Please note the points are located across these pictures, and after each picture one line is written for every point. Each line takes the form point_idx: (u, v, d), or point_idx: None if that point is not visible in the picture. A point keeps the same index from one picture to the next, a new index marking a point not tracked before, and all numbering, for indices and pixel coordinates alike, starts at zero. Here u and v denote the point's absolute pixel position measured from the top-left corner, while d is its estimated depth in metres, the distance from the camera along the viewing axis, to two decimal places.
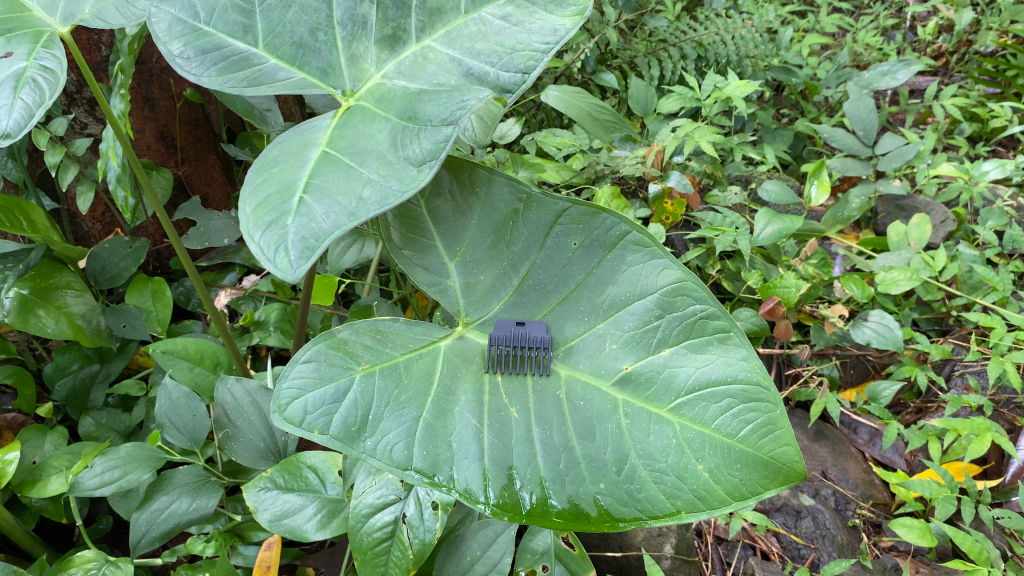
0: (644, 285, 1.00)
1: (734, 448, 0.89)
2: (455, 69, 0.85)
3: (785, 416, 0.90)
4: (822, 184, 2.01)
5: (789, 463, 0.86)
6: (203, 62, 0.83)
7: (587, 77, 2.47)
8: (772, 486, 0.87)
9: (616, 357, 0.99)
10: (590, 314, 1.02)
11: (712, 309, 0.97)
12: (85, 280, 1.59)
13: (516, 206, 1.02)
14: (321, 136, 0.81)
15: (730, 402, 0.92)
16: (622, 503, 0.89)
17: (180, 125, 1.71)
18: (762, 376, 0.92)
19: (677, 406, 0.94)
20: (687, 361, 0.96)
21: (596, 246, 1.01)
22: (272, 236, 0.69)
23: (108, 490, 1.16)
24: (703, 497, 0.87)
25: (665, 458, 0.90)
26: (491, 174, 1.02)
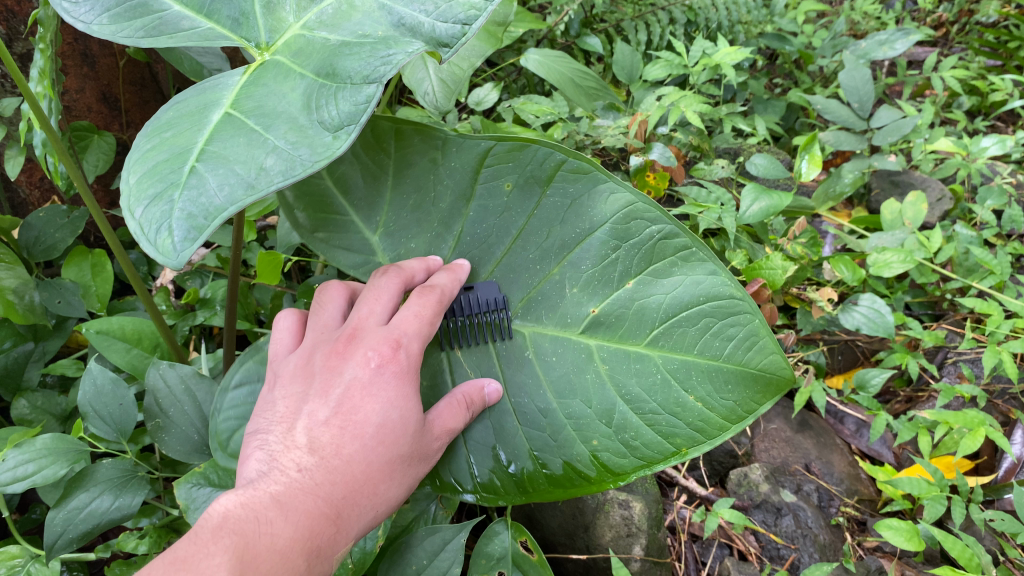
0: (592, 215, 0.96)
1: (722, 369, 0.89)
2: (384, 18, 0.73)
3: (766, 322, 0.87)
4: (813, 159, 1.90)
5: (778, 371, 0.85)
6: (93, 7, 0.74)
7: (570, 41, 2.34)
8: (764, 400, 0.87)
9: (581, 302, 0.98)
10: (543, 260, 1.00)
11: (667, 227, 0.91)
12: (18, 252, 1.48)
13: (433, 156, 1.00)
14: (226, 95, 0.70)
15: (709, 321, 0.90)
16: (620, 456, 0.93)
17: (124, 85, 1.58)
18: (735, 286, 0.88)
19: (655, 339, 0.93)
20: (655, 290, 0.94)
21: (532, 183, 0.98)
22: (155, 213, 0.59)
23: (21, 487, 1.06)
24: (702, 429, 0.89)
25: (651, 400, 0.92)
26: (395, 126, 0.99)
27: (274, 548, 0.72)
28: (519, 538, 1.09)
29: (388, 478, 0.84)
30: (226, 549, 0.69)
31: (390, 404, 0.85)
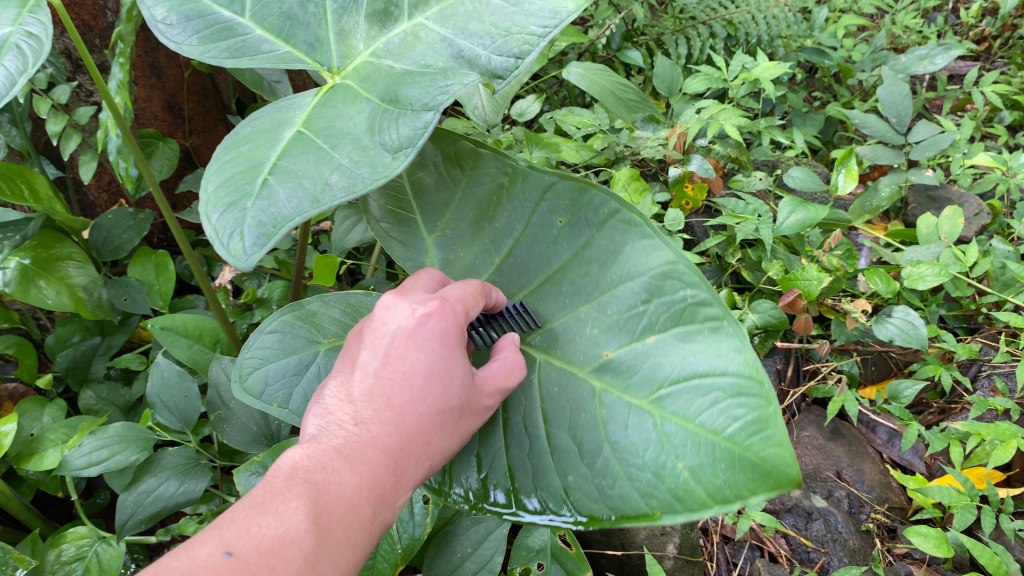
0: (631, 267, 0.93)
1: (719, 446, 0.80)
2: (445, 49, 0.79)
3: (778, 413, 0.78)
4: (850, 173, 1.94)
5: (779, 466, 0.75)
6: (185, 28, 0.82)
7: (611, 54, 2.40)
8: (757, 492, 0.76)
9: (599, 342, 0.94)
10: (573, 296, 0.98)
11: (704, 295, 0.86)
12: (88, 251, 1.57)
13: (501, 181, 1.03)
14: (298, 116, 0.76)
15: (718, 396, 0.83)
16: (592, 500, 0.89)
17: (188, 95, 1.67)
18: (757, 369, 0.80)
19: (659, 398, 0.87)
20: (673, 350, 0.88)
21: (583, 224, 0.97)
22: (228, 219, 0.64)
23: (96, 471, 1.14)
24: (681, 497, 0.81)
25: (641, 452, 0.86)
26: (478, 149, 1.03)
27: (335, 496, 0.75)
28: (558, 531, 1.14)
29: (444, 419, 0.84)
30: (300, 495, 0.74)
31: (437, 352, 0.84)
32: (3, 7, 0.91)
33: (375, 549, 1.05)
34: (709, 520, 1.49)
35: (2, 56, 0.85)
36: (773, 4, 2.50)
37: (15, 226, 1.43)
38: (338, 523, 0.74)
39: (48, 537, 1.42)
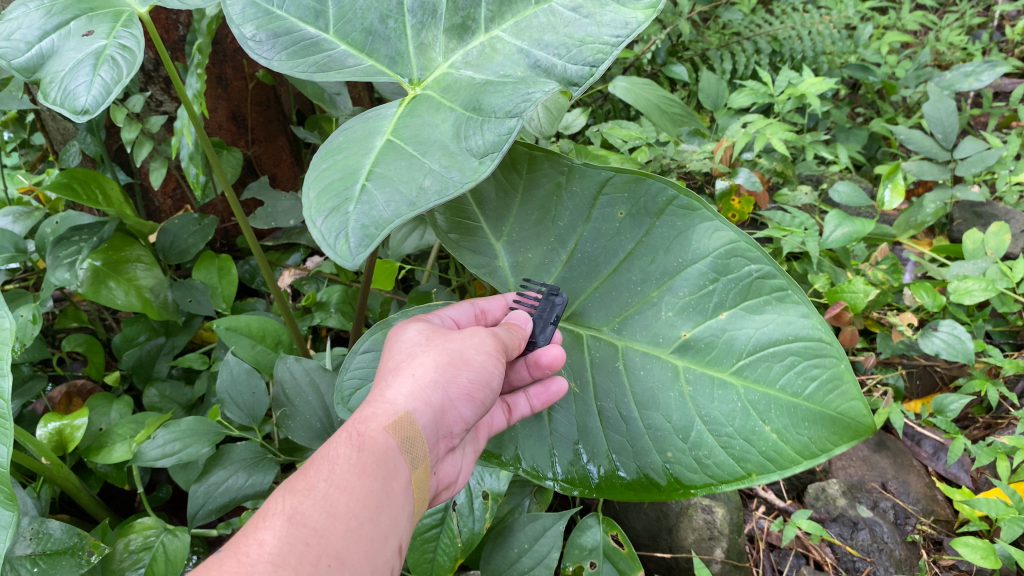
0: (696, 249, 0.99)
1: (800, 407, 0.89)
2: (522, 60, 0.83)
3: (851, 368, 0.86)
4: (896, 188, 1.95)
5: (857, 418, 0.84)
6: (274, 45, 0.87)
7: (657, 69, 2.44)
8: (841, 442, 0.85)
9: (674, 325, 1.00)
10: (643, 282, 1.03)
11: (767, 268, 0.94)
12: (155, 255, 1.64)
13: (559, 180, 1.06)
14: (386, 124, 0.82)
15: (794, 360, 0.91)
16: (690, 469, 0.96)
17: (252, 105, 1.73)
18: (826, 332, 0.89)
19: (739, 368, 0.94)
20: (745, 324, 0.95)
21: (643, 214, 1.02)
22: (333, 222, 0.69)
23: (169, 462, 1.22)
24: (773, 459, 0.90)
25: (731, 421, 0.94)
26: (532, 152, 1.06)
27: (319, 472, 0.74)
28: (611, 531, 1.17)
29: (402, 377, 0.85)
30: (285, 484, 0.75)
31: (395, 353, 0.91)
32: (99, 21, 0.97)
33: (437, 542, 1.14)
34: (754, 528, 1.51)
35: (99, 68, 0.90)
36: (818, 21, 2.52)
37: (91, 228, 1.51)
38: (331, 495, 0.72)
39: (114, 529, 1.47)
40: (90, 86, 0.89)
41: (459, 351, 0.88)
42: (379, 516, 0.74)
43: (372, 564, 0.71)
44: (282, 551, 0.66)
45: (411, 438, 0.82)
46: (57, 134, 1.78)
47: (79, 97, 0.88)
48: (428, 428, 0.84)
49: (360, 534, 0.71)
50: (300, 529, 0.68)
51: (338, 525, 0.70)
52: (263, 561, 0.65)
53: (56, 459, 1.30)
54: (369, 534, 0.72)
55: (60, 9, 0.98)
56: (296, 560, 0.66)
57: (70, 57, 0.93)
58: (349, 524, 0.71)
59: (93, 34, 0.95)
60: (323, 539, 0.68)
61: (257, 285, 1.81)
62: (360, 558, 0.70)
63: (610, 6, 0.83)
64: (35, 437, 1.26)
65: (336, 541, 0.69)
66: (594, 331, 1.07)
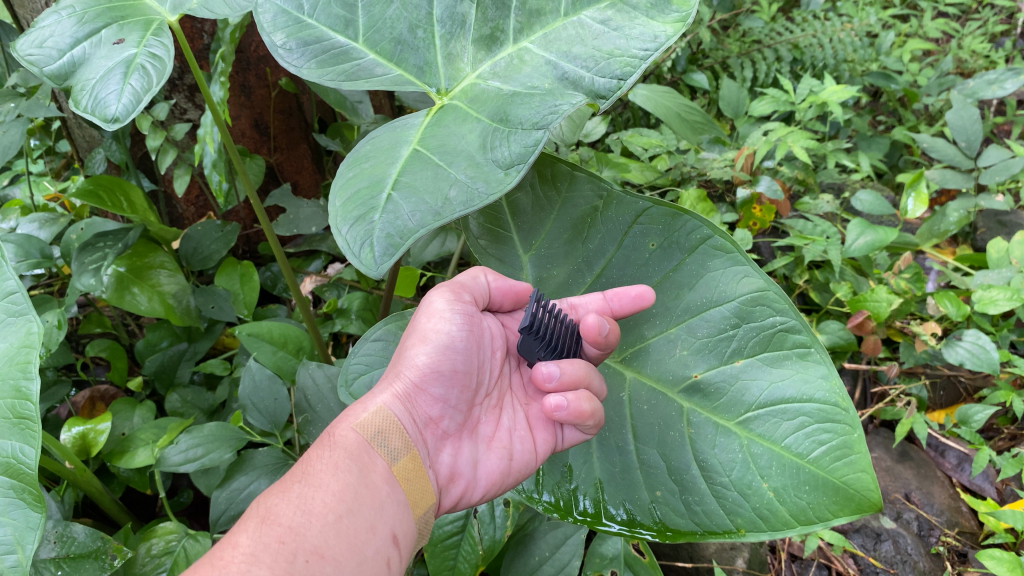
0: (722, 292, 0.97)
1: (803, 470, 0.86)
2: (550, 72, 0.83)
3: (863, 439, 0.83)
4: (919, 197, 1.94)
5: (862, 491, 0.80)
6: (304, 54, 0.87)
7: (677, 76, 2.43)
8: (840, 514, 0.81)
9: (687, 364, 0.99)
10: (663, 318, 1.02)
11: (793, 322, 0.92)
12: (178, 261, 1.66)
13: (596, 204, 1.05)
14: (413, 134, 0.82)
15: (804, 421, 0.88)
16: (677, 515, 0.95)
17: (275, 113, 1.75)
18: (842, 397, 0.86)
19: (747, 420, 0.92)
20: (761, 374, 0.93)
21: (674, 249, 1.01)
22: (359, 231, 0.70)
23: (191, 467, 1.22)
24: (765, 517, 0.87)
25: (728, 472, 0.92)
26: (573, 171, 1.05)
27: (296, 476, 0.83)
28: (632, 541, 1.16)
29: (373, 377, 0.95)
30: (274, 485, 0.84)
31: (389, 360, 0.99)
32: (129, 30, 0.98)
33: (457, 550, 1.13)
34: (776, 538, 1.49)
35: (129, 76, 0.91)
36: (840, 28, 2.51)
37: (116, 234, 1.51)
38: (308, 494, 0.81)
39: (136, 533, 1.48)
40: (121, 94, 0.90)
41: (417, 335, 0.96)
42: (357, 507, 0.82)
43: (357, 552, 0.79)
44: (256, 551, 0.74)
45: (382, 430, 0.90)
46: (83, 141, 1.80)
47: (109, 104, 0.89)
48: (402, 416, 0.93)
49: (334, 530, 0.79)
50: (275, 529, 0.76)
51: (313, 520, 0.78)
52: (237, 560, 0.72)
53: (80, 463, 1.31)
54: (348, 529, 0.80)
55: (91, 18, 0.99)
56: (272, 557, 0.73)
57: (100, 65, 0.94)
58: (327, 518, 0.79)
59: (123, 42, 0.96)
60: (300, 536, 0.76)
61: (278, 292, 1.82)
62: (340, 545, 0.78)
63: (640, 18, 0.81)
64: (58, 441, 1.27)
65: (312, 538, 0.76)
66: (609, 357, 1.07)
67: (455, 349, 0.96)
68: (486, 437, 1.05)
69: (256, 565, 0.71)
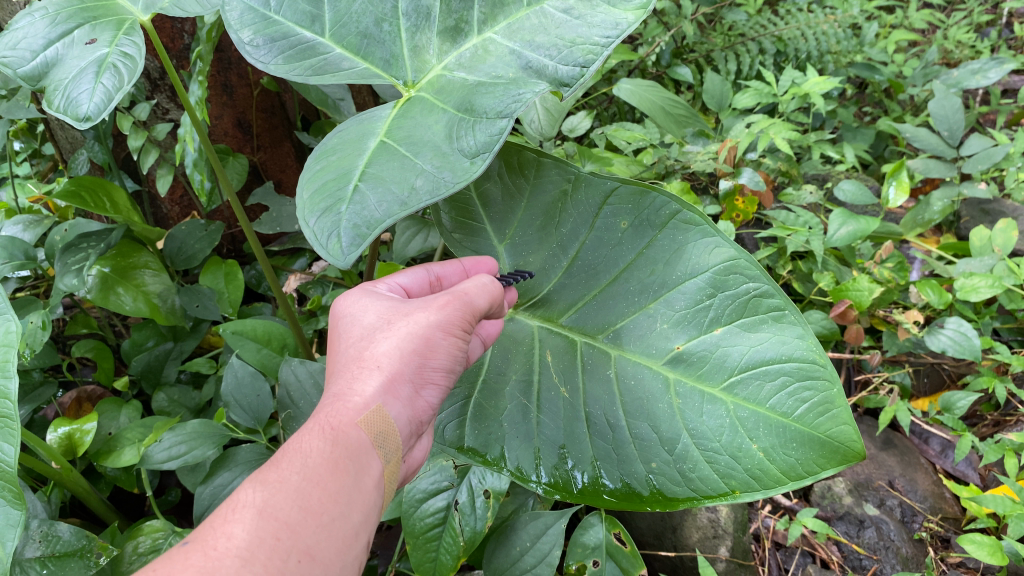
0: (695, 264, 0.98)
1: (789, 428, 0.87)
2: (514, 61, 0.84)
3: (844, 394, 0.85)
4: (901, 186, 1.95)
5: (845, 442, 0.83)
6: (271, 49, 0.88)
7: (661, 70, 2.44)
8: (828, 466, 0.84)
9: (669, 337, 0.99)
10: (641, 293, 1.02)
11: (766, 287, 0.92)
12: (163, 260, 1.66)
13: (565, 187, 1.06)
14: (379, 127, 0.83)
15: (786, 380, 0.89)
16: (674, 483, 0.94)
17: (257, 112, 1.75)
18: (819, 354, 0.87)
19: (731, 385, 0.92)
20: (740, 340, 0.94)
21: (646, 225, 1.01)
22: (325, 223, 0.70)
23: (175, 464, 1.23)
24: (759, 477, 0.88)
25: (718, 438, 0.92)
26: (540, 158, 1.06)
27: (292, 465, 0.75)
28: (613, 530, 1.18)
29: (371, 369, 0.85)
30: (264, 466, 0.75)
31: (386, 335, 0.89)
32: (102, 30, 0.98)
33: (439, 541, 1.15)
34: (760, 526, 1.51)
35: (101, 75, 0.92)
36: (823, 20, 2.52)
37: (98, 235, 1.51)
38: (304, 489, 0.73)
39: (124, 531, 1.49)
40: (93, 93, 0.90)
41: (424, 334, 0.87)
42: (350, 510, 0.76)
43: (343, 559, 0.72)
44: (252, 546, 0.67)
45: (383, 431, 0.83)
46: (66, 143, 1.81)
47: (81, 104, 0.89)
48: (399, 421, 0.86)
49: (333, 532, 0.72)
50: (273, 521, 0.70)
51: (308, 520, 0.71)
52: (231, 555, 0.66)
53: (66, 463, 1.31)
54: (343, 532, 0.74)
55: (64, 18, 1.00)
56: (266, 556, 0.67)
57: (72, 65, 0.94)
58: (321, 519, 0.72)
59: (96, 42, 0.96)
60: (296, 534, 0.70)
61: (263, 290, 1.83)
62: (331, 550, 0.71)
63: (601, 7, 0.83)
64: (43, 441, 1.27)
65: (309, 538, 0.70)
66: (588, 338, 1.06)
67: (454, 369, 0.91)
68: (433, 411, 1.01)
69: (251, 565, 0.66)
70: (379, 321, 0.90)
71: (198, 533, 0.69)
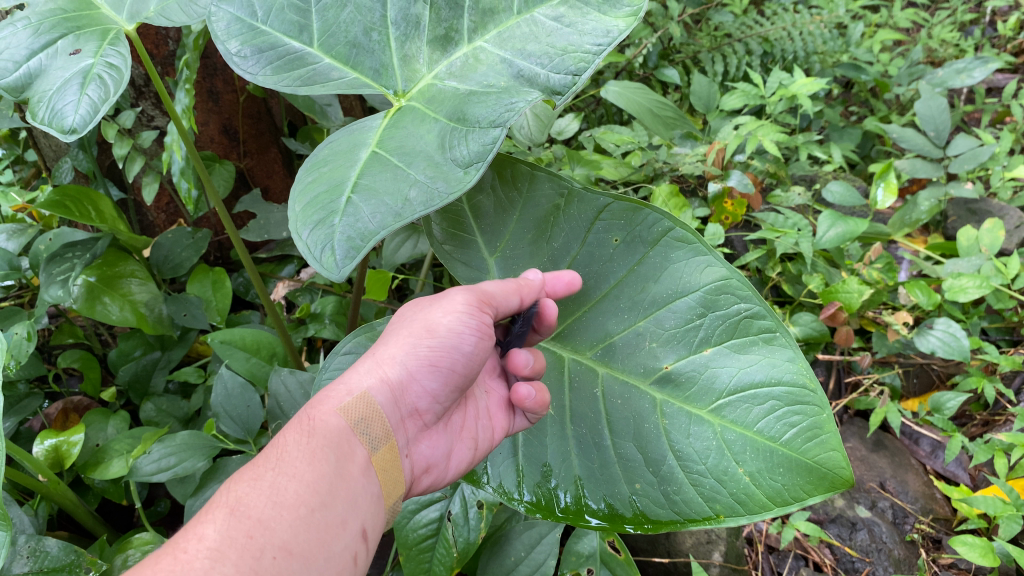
0: (686, 283, 0.98)
1: (776, 452, 0.87)
2: (506, 70, 0.84)
3: (832, 420, 0.85)
4: (889, 187, 1.95)
5: (834, 469, 0.82)
6: (259, 60, 0.87)
7: (648, 72, 2.43)
8: (814, 493, 0.83)
9: (657, 356, 0.99)
10: (630, 311, 1.01)
11: (757, 308, 0.92)
12: (149, 269, 1.65)
13: (558, 201, 1.05)
14: (371, 137, 0.82)
15: (774, 404, 0.89)
16: (658, 505, 0.94)
17: (243, 118, 1.73)
18: (810, 378, 0.87)
19: (719, 407, 0.92)
20: (729, 361, 0.93)
21: (638, 242, 1.01)
22: (319, 235, 0.69)
23: (165, 476, 1.23)
24: (743, 501, 0.88)
25: (704, 460, 0.92)
26: (533, 171, 1.05)
27: (269, 461, 0.81)
28: (607, 538, 1.18)
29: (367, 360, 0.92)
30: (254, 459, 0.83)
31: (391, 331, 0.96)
32: (87, 40, 0.97)
33: (432, 552, 1.14)
34: (753, 530, 1.51)
35: (86, 86, 0.90)
36: (809, 21, 2.52)
37: (84, 244, 1.50)
38: (280, 483, 0.79)
39: (113, 544, 1.47)
40: (78, 105, 0.89)
41: (423, 324, 0.93)
42: (330, 500, 0.80)
43: (325, 547, 0.77)
44: (222, 545, 0.71)
45: (366, 417, 0.89)
46: (49, 151, 1.78)
47: (66, 116, 0.88)
48: (387, 405, 0.91)
49: (307, 522, 0.77)
50: (244, 520, 0.74)
51: (284, 514, 0.76)
52: (202, 554, 0.70)
53: (53, 476, 1.30)
54: (318, 521, 0.78)
55: (48, 28, 0.98)
56: (237, 551, 0.71)
57: (57, 76, 0.93)
58: (297, 511, 0.77)
59: (80, 52, 0.95)
60: (268, 530, 0.74)
61: (251, 298, 1.82)
62: (309, 540, 0.76)
63: (592, 14, 0.83)
64: (30, 454, 1.25)
65: (282, 532, 0.75)
66: (577, 355, 1.06)
67: (457, 354, 0.94)
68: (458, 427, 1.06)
69: (221, 562, 0.69)
70: (396, 318, 0.99)
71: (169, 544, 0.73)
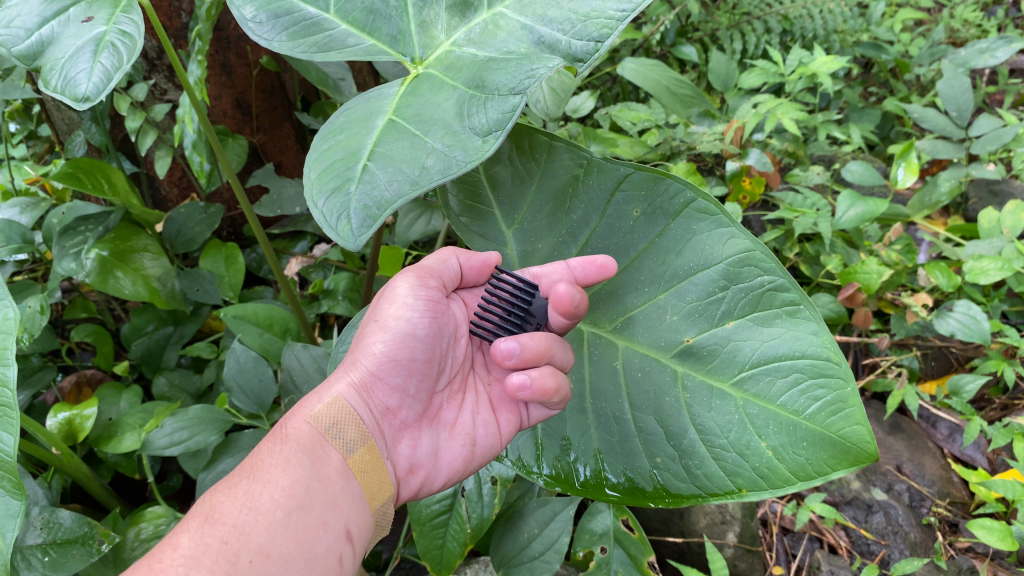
0: (708, 255, 0.95)
1: (800, 426, 0.85)
2: (526, 36, 0.82)
3: (857, 394, 0.83)
4: (910, 167, 1.91)
5: (858, 443, 0.80)
6: (274, 26, 0.86)
7: (665, 50, 2.41)
8: (839, 467, 0.81)
9: (679, 329, 0.97)
10: (651, 284, 1.00)
11: (781, 281, 0.90)
12: (162, 244, 1.64)
13: (576, 172, 1.03)
14: (388, 104, 0.80)
15: (798, 377, 0.87)
16: (678, 478, 0.94)
17: (256, 93, 1.72)
18: (835, 351, 0.85)
19: (741, 380, 0.91)
20: (752, 335, 0.91)
21: (659, 214, 0.99)
22: (335, 203, 0.68)
23: (176, 450, 1.22)
24: (766, 476, 0.86)
25: (726, 434, 0.90)
26: (551, 141, 1.02)
27: (246, 468, 0.86)
28: (621, 516, 1.17)
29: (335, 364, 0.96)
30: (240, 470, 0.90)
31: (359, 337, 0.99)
32: (99, 7, 0.96)
33: (445, 528, 1.14)
34: (767, 511, 1.50)
35: (99, 53, 0.89)
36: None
37: (96, 217, 1.49)
38: (255, 491, 0.82)
39: (126, 517, 1.47)
40: (90, 72, 0.87)
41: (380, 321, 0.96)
42: (309, 504, 0.84)
43: (303, 546, 0.80)
44: (198, 553, 0.74)
45: (336, 421, 0.93)
46: (62, 124, 1.77)
47: (79, 83, 0.87)
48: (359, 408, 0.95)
49: (287, 522, 0.81)
50: (219, 529, 0.77)
51: (258, 519, 0.79)
52: (177, 561, 0.73)
53: (66, 449, 1.29)
54: (298, 517, 0.82)
55: None
56: (214, 557, 0.74)
57: (70, 43, 0.92)
58: (274, 516, 0.80)
59: (93, 20, 0.94)
60: (244, 536, 0.77)
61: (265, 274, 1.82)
62: (289, 539, 0.79)
63: None
64: (44, 427, 1.25)
65: (258, 535, 0.77)
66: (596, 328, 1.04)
67: (414, 340, 0.96)
68: (450, 423, 1.07)
69: (195, 568, 0.72)
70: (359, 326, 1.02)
71: (148, 555, 0.77)
